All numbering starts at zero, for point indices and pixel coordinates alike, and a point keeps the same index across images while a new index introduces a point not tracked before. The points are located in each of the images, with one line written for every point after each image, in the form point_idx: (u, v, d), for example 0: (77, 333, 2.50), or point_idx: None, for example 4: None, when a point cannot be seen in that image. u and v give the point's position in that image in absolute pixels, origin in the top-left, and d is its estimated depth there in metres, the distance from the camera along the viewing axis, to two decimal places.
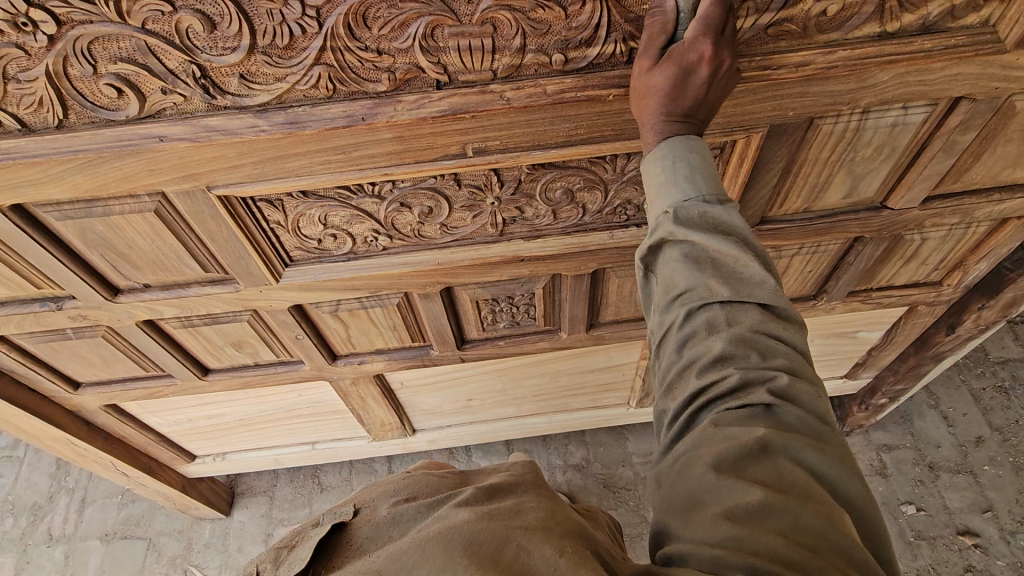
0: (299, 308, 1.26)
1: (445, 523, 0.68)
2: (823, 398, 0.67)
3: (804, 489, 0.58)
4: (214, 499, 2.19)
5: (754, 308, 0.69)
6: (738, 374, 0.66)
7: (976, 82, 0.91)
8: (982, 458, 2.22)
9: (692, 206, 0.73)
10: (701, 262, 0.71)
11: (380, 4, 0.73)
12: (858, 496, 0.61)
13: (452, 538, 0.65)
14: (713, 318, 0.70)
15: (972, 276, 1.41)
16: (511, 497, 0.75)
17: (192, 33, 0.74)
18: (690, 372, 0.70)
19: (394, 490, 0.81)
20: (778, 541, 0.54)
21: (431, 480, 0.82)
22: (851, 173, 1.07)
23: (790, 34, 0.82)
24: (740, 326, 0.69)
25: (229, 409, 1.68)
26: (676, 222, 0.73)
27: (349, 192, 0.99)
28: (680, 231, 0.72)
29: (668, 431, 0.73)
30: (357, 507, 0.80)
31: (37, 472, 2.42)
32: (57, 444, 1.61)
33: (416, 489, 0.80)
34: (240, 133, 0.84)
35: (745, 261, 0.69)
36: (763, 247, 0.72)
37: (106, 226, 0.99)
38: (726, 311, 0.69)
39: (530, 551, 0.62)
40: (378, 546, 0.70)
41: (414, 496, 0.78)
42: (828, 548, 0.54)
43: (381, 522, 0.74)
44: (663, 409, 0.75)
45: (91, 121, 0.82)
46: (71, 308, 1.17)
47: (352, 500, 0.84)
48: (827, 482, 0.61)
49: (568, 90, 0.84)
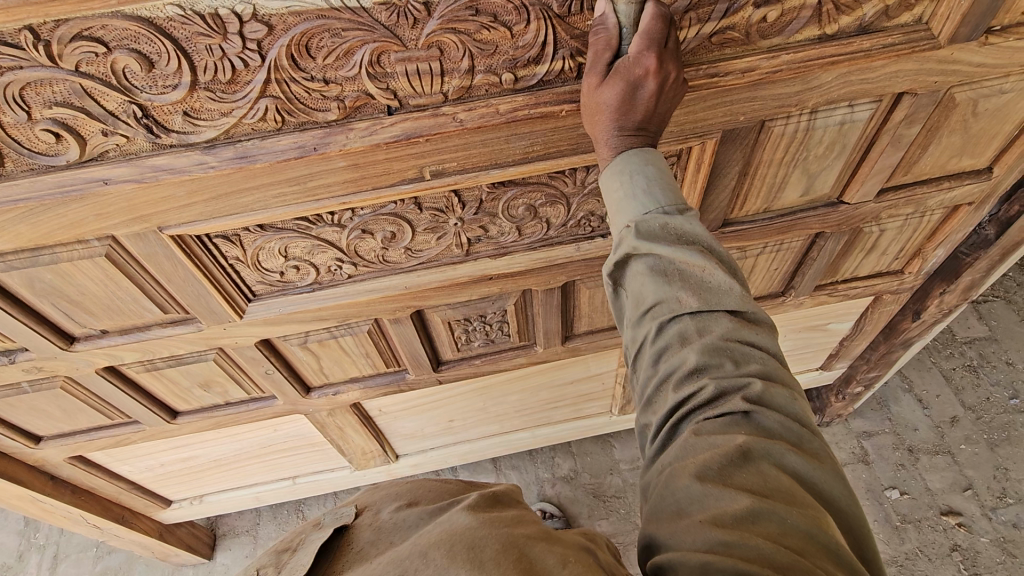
0: (267, 343, 1.23)
1: (448, 528, 0.63)
2: (798, 401, 0.67)
3: (787, 494, 0.58)
4: (194, 543, 2.11)
5: (724, 316, 0.70)
6: (713, 384, 0.66)
7: (916, 77, 0.93)
8: (958, 438, 2.27)
9: (653, 218, 0.73)
10: (669, 274, 0.71)
11: (323, 34, 0.72)
12: (839, 494, 0.61)
13: (456, 541, 0.60)
14: (685, 330, 0.70)
15: (931, 262, 1.45)
16: (512, 508, 0.71)
17: (130, 73, 0.72)
18: (668, 386, 0.70)
19: (396, 494, 0.77)
20: (769, 545, 0.53)
21: (434, 486, 0.78)
22: (807, 172, 1.09)
23: (733, 42, 0.83)
24: (711, 335, 0.69)
25: (203, 450, 1.62)
26: (639, 235, 0.73)
27: (308, 223, 0.98)
28: (644, 244, 0.72)
29: (651, 446, 0.73)
30: (360, 510, 0.75)
31: (4, 530, 2.31)
32: (20, 502, 1.54)
33: (419, 495, 0.76)
34: (188, 171, 0.82)
35: (711, 270, 0.70)
36: (726, 255, 0.72)
37: (56, 274, 0.95)
38: (697, 321, 0.70)
39: (537, 556, 0.59)
40: (380, 551, 0.65)
41: (416, 500, 0.74)
42: (817, 550, 0.53)
43: (384, 526, 0.70)
44: (645, 424, 0.74)
45: (30, 168, 0.79)
46: (24, 360, 1.12)
47: (349, 505, 0.79)
48: (807, 484, 0.61)
49: (520, 108, 0.84)
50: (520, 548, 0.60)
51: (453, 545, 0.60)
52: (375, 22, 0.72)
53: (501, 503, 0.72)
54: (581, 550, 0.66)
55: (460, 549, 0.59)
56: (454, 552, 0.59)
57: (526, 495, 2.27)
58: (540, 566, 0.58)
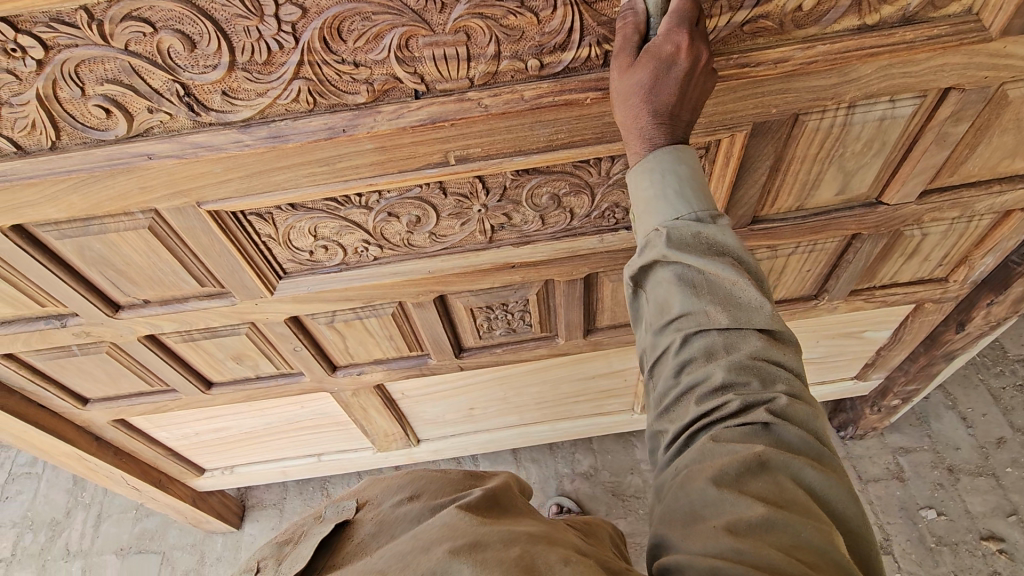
0: (296, 320, 1.27)
1: (446, 525, 0.65)
2: (820, 420, 0.66)
3: (802, 507, 0.57)
4: (225, 513, 2.21)
5: (753, 334, 0.68)
6: (738, 399, 0.65)
7: (963, 72, 0.89)
8: (1004, 460, 2.15)
9: (684, 225, 0.72)
10: (697, 286, 0.70)
11: (354, 17, 0.75)
12: (855, 518, 0.60)
13: (459, 538, 0.62)
14: (711, 344, 0.69)
15: (979, 270, 1.37)
16: (514, 513, 0.72)
17: (174, 53, 0.76)
18: (690, 398, 0.69)
19: (397, 486, 0.78)
20: (780, 557, 0.52)
21: (433, 476, 0.80)
22: (842, 169, 1.05)
23: (767, 31, 0.81)
24: (738, 351, 0.68)
25: (234, 422, 1.69)
26: (668, 242, 0.71)
27: (337, 204, 1.01)
28: (673, 252, 0.71)
29: (666, 451, 0.72)
30: (360, 504, 0.77)
31: (55, 487, 2.47)
32: (69, 460, 1.65)
33: (420, 488, 0.77)
34: (225, 149, 0.86)
35: (742, 285, 0.68)
36: (759, 272, 0.71)
37: (103, 243, 1.01)
38: (724, 336, 0.69)
39: (536, 555, 0.59)
40: (381, 546, 0.68)
41: (418, 494, 0.76)
42: (827, 564, 0.52)
43: (385, 519, 0.72)
44: (658, 430, 0.74)
45: (83, 142, 0.85)
46: (74, 325, 1.20)
47: (351, 498, 0.81)
48: (822, 502, 0.60)
49: (545, 95, 0.84)
50: (523, 547, 0.60)
51: (455, 542, 0.61)
52: (404, 6, 0.74)
53: (501, 505, 0.73)
54: (582, 552, 0.66)
55: (463, 545, 0.60)
56: (456, 548, 0.60)
57: (545, 489, 2.28)
58: (541, 562, 0.58)
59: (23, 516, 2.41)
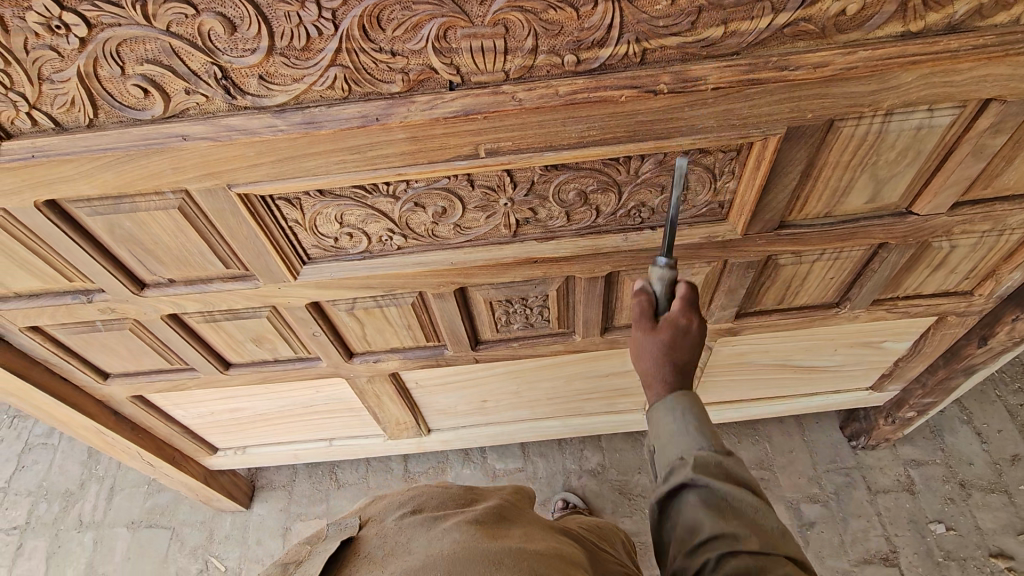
0: (317, 305, 1.28)
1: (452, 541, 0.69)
2: None
3: None
4: (234, 492, 2.24)
5: (783, 559, 0.68)
6: None
7: (1006, 84, 0.87)
8: (1018, 478, 2.14)
9: (706, 455, 0.77)
10: (722, 510, 0.73)
11: (394, 6, 0.75)
12: None
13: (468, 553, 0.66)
14: (745, 566, 0.67)
15: (1006, 285, 1.36)
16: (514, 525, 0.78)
17: (214, 35, 0.77)
18: None
19: (399, 503, 0.82)
20: None
21: (438, 493, 0.84)
22: (874, 177, 1.04)
23: (808, 35, 0.80)
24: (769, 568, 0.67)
25: (250, 403, 1.71)
26: (692, 469, 0.76)
27: (364, 192, 1.01)
28: (696, 476, 0.75)
29: None
30: (361, 522, 0.79)
31: (70, 458, 2.52)
32: (87, 433, 1.68)
33: (423, 503, 0.81)
34: (258, 133, 0.86)
35: (765, 515, 0.72)
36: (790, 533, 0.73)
37: (133, 222, 1.02)
38: (755, 558, 0.68)
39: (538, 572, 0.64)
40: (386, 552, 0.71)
41: (421, 507, 0.80)
42: None
43: (390, 531, 0.75)
44: None
45: (119, 121, 0.86)
46: (100, 301, 1.22)
47: (352, 515, 0.83)
48: None
49: (580, 91, 0.84)
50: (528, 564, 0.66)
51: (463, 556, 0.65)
52: None
53: (504, 520, 0.78)
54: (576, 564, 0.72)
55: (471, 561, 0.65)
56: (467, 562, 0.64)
57: (552, 484, 2.28)
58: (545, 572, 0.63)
59: (38, 485, 2.46)
